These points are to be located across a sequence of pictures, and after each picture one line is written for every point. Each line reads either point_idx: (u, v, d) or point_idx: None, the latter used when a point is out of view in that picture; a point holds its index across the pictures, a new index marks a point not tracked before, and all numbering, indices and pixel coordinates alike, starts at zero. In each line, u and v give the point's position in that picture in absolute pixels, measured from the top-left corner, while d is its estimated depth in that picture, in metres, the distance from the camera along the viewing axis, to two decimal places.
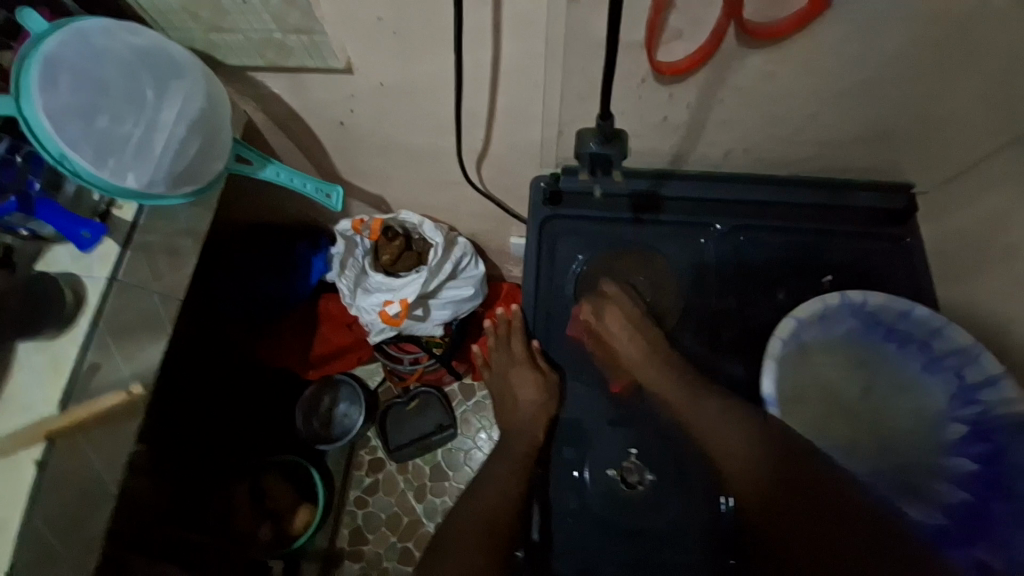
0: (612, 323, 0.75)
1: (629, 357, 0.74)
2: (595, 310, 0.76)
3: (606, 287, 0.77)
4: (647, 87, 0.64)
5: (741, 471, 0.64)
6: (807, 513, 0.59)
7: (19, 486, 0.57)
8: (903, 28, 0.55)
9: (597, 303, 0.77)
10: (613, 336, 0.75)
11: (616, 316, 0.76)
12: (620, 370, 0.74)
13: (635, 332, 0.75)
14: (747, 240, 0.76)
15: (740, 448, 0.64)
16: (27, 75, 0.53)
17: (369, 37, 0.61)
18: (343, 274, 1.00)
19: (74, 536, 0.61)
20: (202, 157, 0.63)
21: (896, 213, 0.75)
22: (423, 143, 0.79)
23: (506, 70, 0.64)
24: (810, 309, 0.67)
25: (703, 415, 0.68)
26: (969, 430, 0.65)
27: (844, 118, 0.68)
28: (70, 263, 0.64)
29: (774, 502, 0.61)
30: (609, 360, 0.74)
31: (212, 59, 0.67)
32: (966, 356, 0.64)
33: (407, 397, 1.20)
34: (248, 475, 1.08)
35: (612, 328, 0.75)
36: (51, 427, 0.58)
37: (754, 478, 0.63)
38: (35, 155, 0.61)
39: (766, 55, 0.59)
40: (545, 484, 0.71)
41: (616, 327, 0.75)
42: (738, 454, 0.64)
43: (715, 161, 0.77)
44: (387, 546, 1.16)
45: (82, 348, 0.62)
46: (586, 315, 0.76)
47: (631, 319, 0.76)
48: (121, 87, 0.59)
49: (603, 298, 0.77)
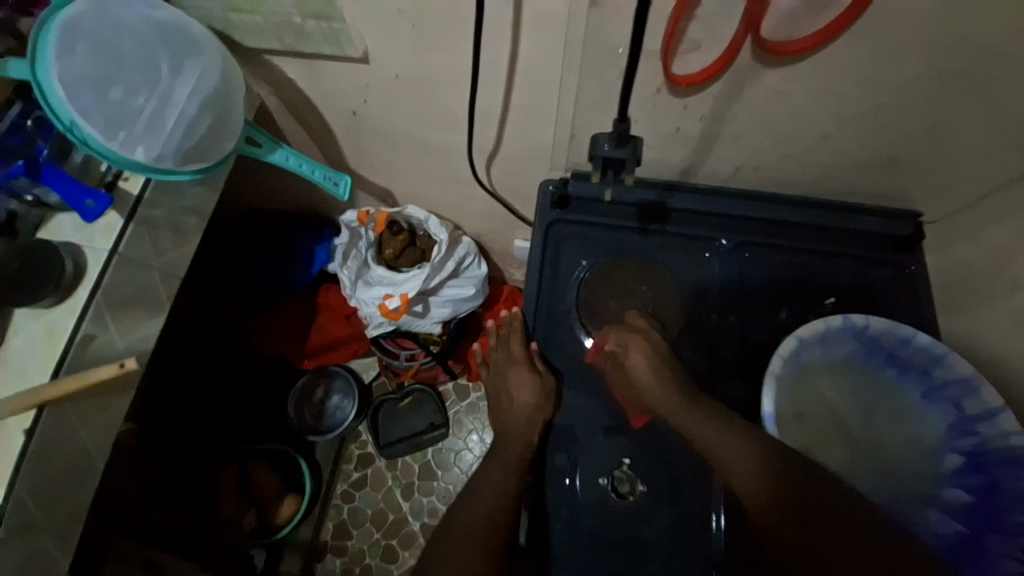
0: (635, 360, 0.72)
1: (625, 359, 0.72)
2: (619, 341, 0.74)
3: (636, 321, 0.75)
4: (662, 96, 0.64)
5: (749, 491, 0.61)
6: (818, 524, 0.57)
7: (6, 453, 0.56)
8: (924, 55, 0.55)
9: (622, 334, 0.74)
10: (636, 372, 0.71)
11: (640, 354, 0.72)
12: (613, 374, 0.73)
13: (659, 371, 0.70)
14: (751, 257, 0.75)
15: (741, 461, 0.62)
16: (46, 43, 0.53)
17: (387, 28, 0.61)
18: (345, 265, 1.00)
19: (55, 509, 0.61)
20: (212, 137, 0.63)
21: (902, 240, 0.74)
22: (433, 139, 0.79)
23: (521, 71, 0.64)
24: (812, 329, 0.66)
25: (705, 428, 0.66)
26: (965, 461, 0.64)
27: (856, 141, 0.68)
28: (73, 233, 0.64)
29: (782, 524, 0.59)
30: (632, 398, 0.72)
31: (228, 40, 0.67)
32: (965, 387, 0.63)
33: (400, 393, 1.19)
34: (236, 461, 1.07)
35: (634, 362, 0.72)
36: (42, 394, 0.56)
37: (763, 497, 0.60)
38: (45, 121, 0.62)
39: (782, 72, 0.59)
40: (536, 493, 0.70)
41: (639, 364, 0.71)
42: (741, 473, 0.62)
43: (725, 176, 0.77)
44: (370, 542, 1.14)
45: (79, 318, 0.61)
46: (608, 343, 0.74)
47: (656, 357, 0.72)
48: (136, 60, 0.59)
49: (604, 301, 0.76)
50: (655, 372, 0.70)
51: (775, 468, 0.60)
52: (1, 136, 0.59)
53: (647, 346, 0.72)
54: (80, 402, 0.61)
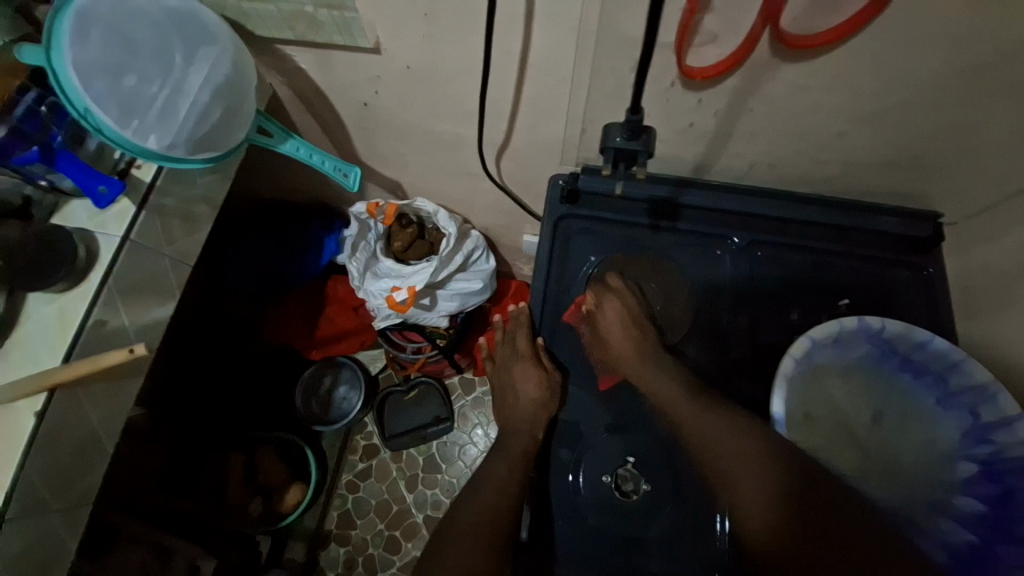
0: (608, 316, 0.73)
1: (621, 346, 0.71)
2: (596, 298, 0.74)
3: (612, 279, 0.75)
4: (676, 90, 0.62)
5: (752, 502, 0.60)
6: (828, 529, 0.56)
7: (17, 434, 0.57)
8: (948, 50, 0.53)
9: (600, 291, 0.74)
10: (608, 330, 0.72)
11: (613, 310, 0.73)
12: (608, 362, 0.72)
13: (629, 328, 0.72)
14: (764, 256, 0.74)
15: (756, 466, 0.61)
16: (62, 31, 0.54)
17: (400, 18, 0.60)
18: (353, 257, 0.98)
19: (65, 491, 0.62)
20: (225, 124, 0.63)
21: (920, 241, 0.73)
22: (443, 131, 0.78)
23: (533, 63, 0.63)
24: (825, 330, 0.65)
25: (715, 432, 0.64)
26: (979, 469, 0.63)
27: (876, 139, 0.66)
28: (86, 220, 0.65)
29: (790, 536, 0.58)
30: (601, 353, 0.73)
31: (241, 29, 0.67)
32: (983, 394, 0.61)
33: (406, 386, 1.19)
34: (244, 448, 1.08)
35: (607, 318, 0.73)
36: (53, 377, 0.57)
37: (765, 506, 0.59)
38: (59, 108, 0.62)
39: (800, 67, 0.57)
40: (540, 489, 0.70)
41: (611, 321, 0.72)
42: (753, 480, 0.60)
43: (738, 173, 0.76)
44: (374, 533, 1.15)
45: (89, 305, 0.62)
46: (586, 301, 0.74)
47: (628, 315, 0.73)
48: (150, 48, 0.59)
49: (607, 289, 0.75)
50: (624, 325, 0.72)
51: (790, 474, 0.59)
52: (17, 123, 0.60)
53: (620, 304, 0.73)
54: (89, 387, 0.62)
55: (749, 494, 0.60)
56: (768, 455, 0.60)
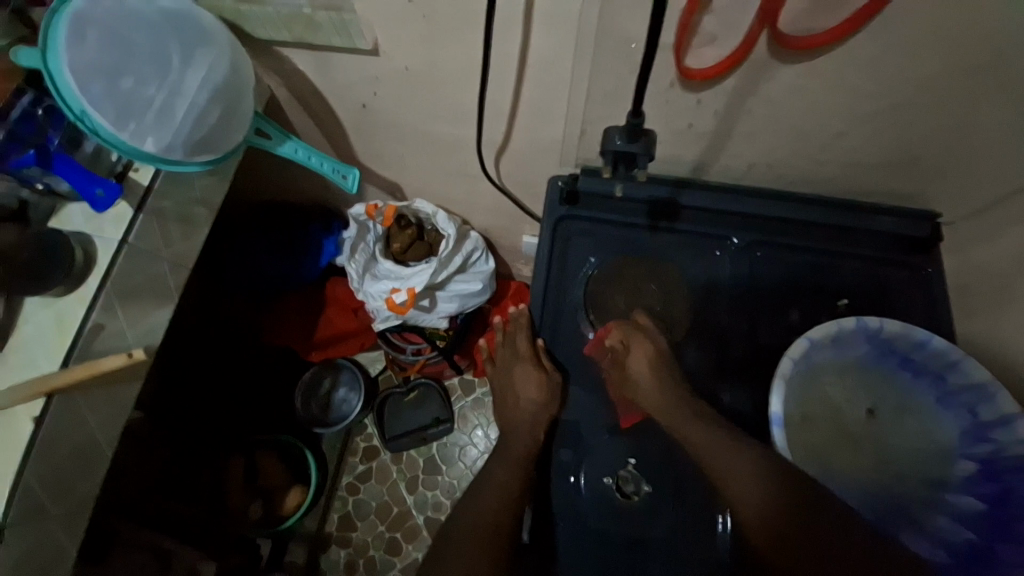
0: (636, 360, 0.71)
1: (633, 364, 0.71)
2: (624, 338, 0.73)
3: (641, 318, 0.75)
4: (675, 91, 0.62)
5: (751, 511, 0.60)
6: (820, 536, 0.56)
7: (16, 440, 0.57)
8: (946, 50, 0.53)
9: (628, 330, 0.73)
10: (636, 373, 0.71)
11: (642, 354, 0.71)
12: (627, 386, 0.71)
13: (658, 373, 0.70)
14: (763, 256, 0.74)
15: (750, 476, 0.60)
16: (57, 34, 0.53)
17: (398, 20, 0.60)
18: (353, 259, 0.98)
19: (65, 497, 0.62)
20: (222, 126, 0.63)
21: (919, 241, 0.73)
22: (443, 132, 0.78)
23: (532, 64, 0.63)
24: (823, 331, 0.65)
25: (718, 440, 0.64)
26: (978, 468, 0.63)
27: (874, 139, 0.66)
28: (84, 223, 0.64)
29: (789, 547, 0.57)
30: (621, 394, 0.72)
31: (238, 31, 0.66)
32: (981, 394, 0.62)
33: (405, 388, 1.19)
34: (244, 452, 1.07)
35: (635, 361, 0.71)
36: (50, 383, 0.57)
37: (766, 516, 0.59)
38: (55, 111, 0.62)
39: (799, 67, 0.57)
40: (541, 491, 0.69)
41: (639, 365, 0.71)
42: (748, 488, 0.60)
43: (737, 173, 0.76)
44: (374, 535, 1.15)
45: (88, 307, 0.62)
46: (611, 337, 0.73)
47: (658, 359, 0.71)
48: (147, 50, 0.58)
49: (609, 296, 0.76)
50: (653, 370, 0.70)
51: (783, 484, 0.59)
52: (13, 126, 0.60)
53: (648, 346, 0.72)
54: (89, 391, 0.61)
55: (747, 501, 0.60)
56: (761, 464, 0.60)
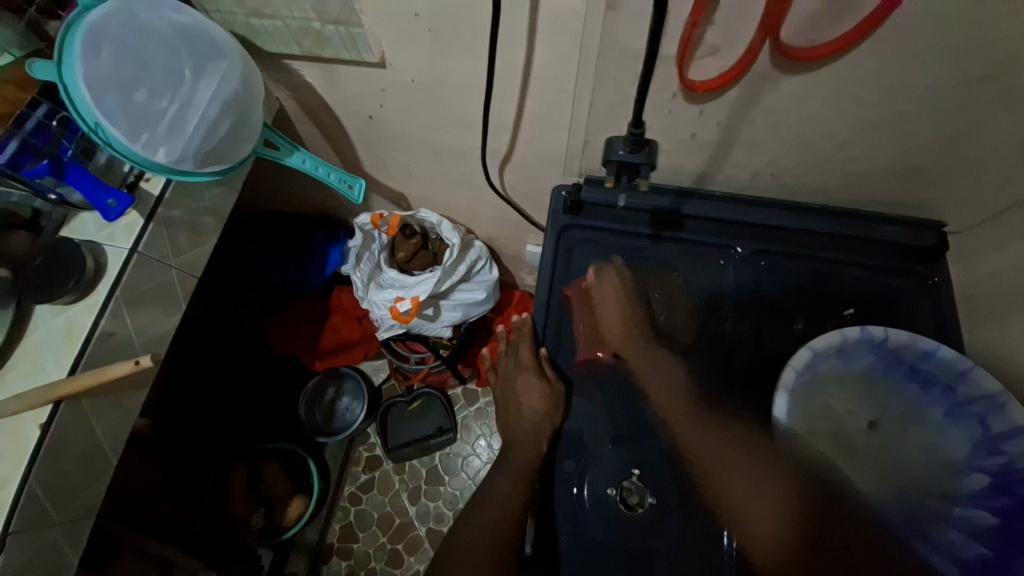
0: (605, 294, 0.75)
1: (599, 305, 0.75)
2: (598, 277, 0.75)
3: (615, 261, 0.76)
4: (678, 102, 0.63)
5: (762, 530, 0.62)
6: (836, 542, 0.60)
7: (23, 446, 0.58)
8: (949, 61, 0.54)
9: (604, 267, 0.75)
10: (603, 309, 0.74)
11: (611, 287, 0.75)
12: (590, 319, 0.75)
13: (624, 307, 0.74)
14: (767, 265, 0.74)
15: (764, 491, 0.63)
16: (73, 46, 0.54)
17: (406, 34, 0.61)
18: (358, 267, 0.99)
19: (69, 504, 0.62)
20: (231, 138, 0.64)
21: (924, 251, 0.73)
22: (448, 143, 0.79)
23: (537, 75, 0.64)
24: (826, 341, 0.65)
25: (726, 452, 0.65)
26: (991, 481, 0.62)
27: (877, 148, 0.66)
28: (95, 232, 0.66)
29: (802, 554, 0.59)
30: (591, 331, 0.75)
31: (249, 44, 0.68)
32: (991, 404, 0.62)
33: (409, 396, 1.19)
34: (247, 460, 1.07)
35: (604, 297, 0.75)
36: (58, 390, 0.58)
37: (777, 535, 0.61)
38: (70, 122, 0.63)
39: (801, 79, 0.58)
40: (545, 501, 0.68)
41: (608, 300, 0.74)
42: (755, 497, 0.63)
43: (741, 183, 0.76)
44: (376, 546, 1.14)
45: (97, 315, 0.62)
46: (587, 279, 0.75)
47: (624, 292, 0.75)
48: (160, 63, 0.60)
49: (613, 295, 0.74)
50: (620, 304, 0.74)
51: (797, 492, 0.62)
52: (27, 136, 0.61)
53: (618, 284, 0.75)
54: (96, 398, 0.62)
55: (757, 514, 0.62)
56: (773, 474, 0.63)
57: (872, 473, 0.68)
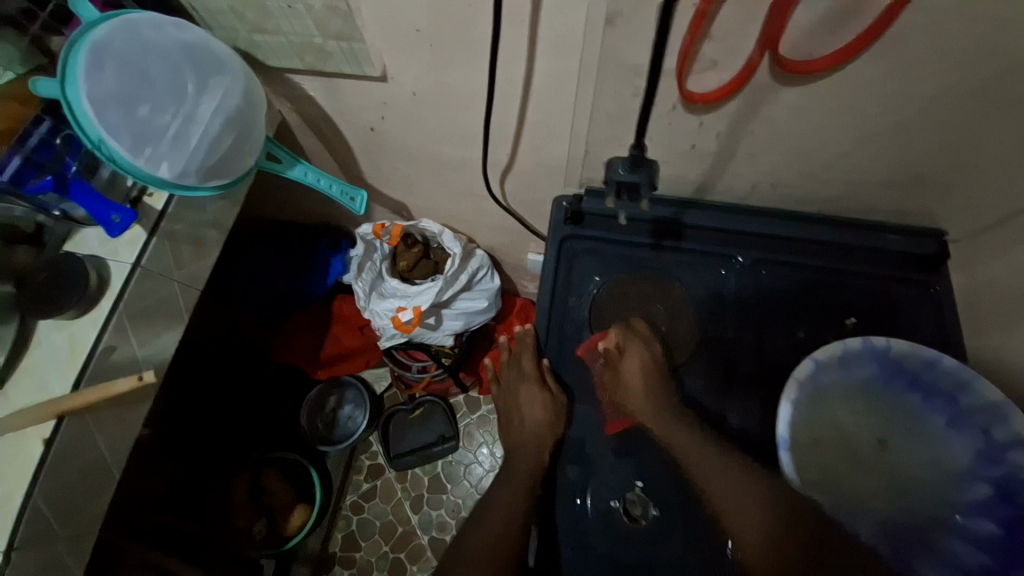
0: (630, 363, 0.73)
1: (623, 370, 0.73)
2: (619, 342, 0.74)
3: (637, 323, 0.75)
4: (678, 113, 0.63)
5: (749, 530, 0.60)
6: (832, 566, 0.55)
7: (27, 462, 0.58)
8: (947, 70, 0.54)
9: (624, 335, 0.74)
10: (627, 379, 0.72)
11: (636, 359, 0.73)
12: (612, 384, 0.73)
13: (650, 382, 0.72)
14: (768, 274, 0.74)
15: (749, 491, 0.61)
16: (76, 63, 0.55)
17: (407, 48, 0.62)
18: (360, 277, 1.00)
19: (72, 518, 0.62)
20: (234, 152, 0.65)
21: (926, 258, 0.72)
22: (449, 153, 0.79)
23: (537, 87, 0.64)
24: (829, 351, 0.65)
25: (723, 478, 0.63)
26: (994, 491, 0.61)
27: (877, 157, 0.67)
28: (98, 246, 0.66)
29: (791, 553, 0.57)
30: (613, 399, 0.72)
31: (252, 59, 0.68)
32: (994, 414, 0.61)
33: (411, 404, 1.19)
34: (248, 470, 1.07)
35: (628, 365, 0.73)
36: (62, 406, 0.58)
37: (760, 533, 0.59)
38: (74, 139, 0.64)
39: (800, 90, 0.58)
40: (548, 511, 0.68)
41: (632, 372, 0.72)
42: (749, 512, 0.60)
43: (742, 193, 0.76)
44: (379, 555, 1.14)
45: (100, 330, 0.62)
46: (605, 342, 0.74)
47: (652, 366, 0.72)
48: (164, 80, 0.60)
49: (630, 331, 0.75)
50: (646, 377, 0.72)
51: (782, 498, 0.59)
52: (31, 152, 0.61)
53: (643, 350, 0.74)
54: (100, 412, 0.62)
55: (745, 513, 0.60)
56: (768, 486, 0.61)
57: (873, 487, 0.68)
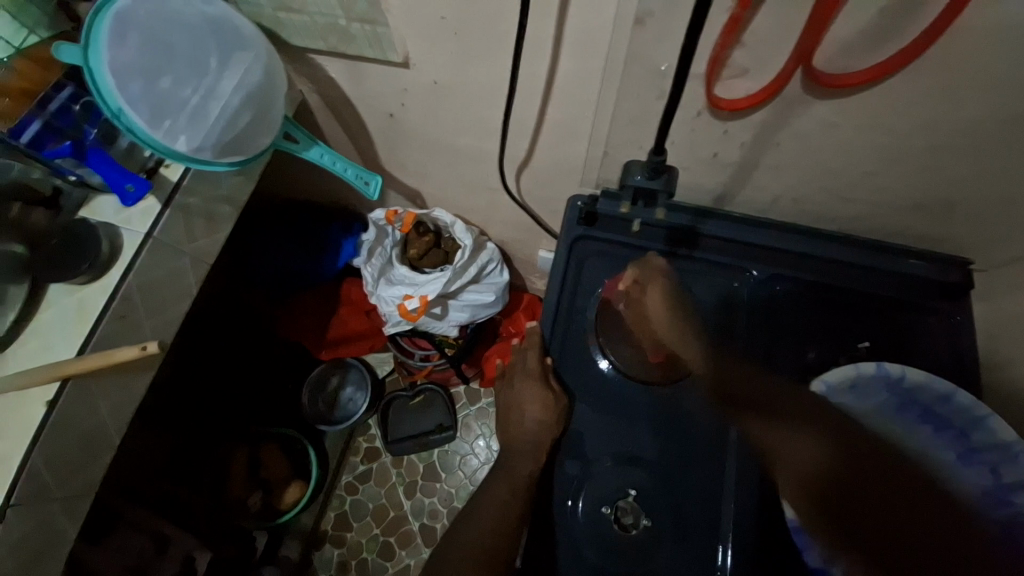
0: (652, 294, 0.71)
1: (642, 299, 0.72)
2: (639, 280, 0.72)
3: (654, 259, 0.73)
4: (702, 119, 0.62)
5: (804, 469, 0.65)
6: (849, 524, 0.63)
7: (28, 423, 0.59)
8: (985, 96, 0.52)
9: (643, 272, 0.72)
10: (652, 306, 0.71)
11: (658, 292, 0.71)
12: (630, 314, 0.72)
13: (673, 313, 0.71)
14: (784, 291, 0.72)
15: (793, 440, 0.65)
16: (100, 32, 0.55)
17: (431, 36, 0.61)
18: (369, 262, 1.00)
19: (70, 480, 0.63)
20: (250, 130, 0.64)
21: (951, 288, 0.70)
22: (466, 145, 0.79)
23: (560, 83, 0.63)
24: (840, 375, 0.64)
25: (740, 456, 0.66)
26: (997, 531, 0.59)
27: (906, 180, 0.65)
28: (113, 215, 0.66)
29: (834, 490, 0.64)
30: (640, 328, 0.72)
31: (275, 37, 0.68)
32: (1005, 454, 0.59)
33: (412, 391, 1.19)
34: (248, 443, 1.09)
35: (649, 301, 0.72)
36: (66, 369, 0.59)
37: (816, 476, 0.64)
38: (92, 107, 0.65)
39: (831, 104, 0.56)
40: (541, 512, 0.67)
41: (655, 300, 0.71)
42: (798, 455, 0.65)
43: (762, 206, 0.75)
44: (369, 537, 1.15)
45: (109, 297, 0.63)
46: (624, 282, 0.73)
47: (672, 296, 0.72)
48: (187, 52, 0.60)
49: (649, 269, 0.72)
50: (670, 312, 0.71)
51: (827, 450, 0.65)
52: (51, 117, 0.63)
53: (665, 287, 0.71)
54: (102, 377, 0.63)
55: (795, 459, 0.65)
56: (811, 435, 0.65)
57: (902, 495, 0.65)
